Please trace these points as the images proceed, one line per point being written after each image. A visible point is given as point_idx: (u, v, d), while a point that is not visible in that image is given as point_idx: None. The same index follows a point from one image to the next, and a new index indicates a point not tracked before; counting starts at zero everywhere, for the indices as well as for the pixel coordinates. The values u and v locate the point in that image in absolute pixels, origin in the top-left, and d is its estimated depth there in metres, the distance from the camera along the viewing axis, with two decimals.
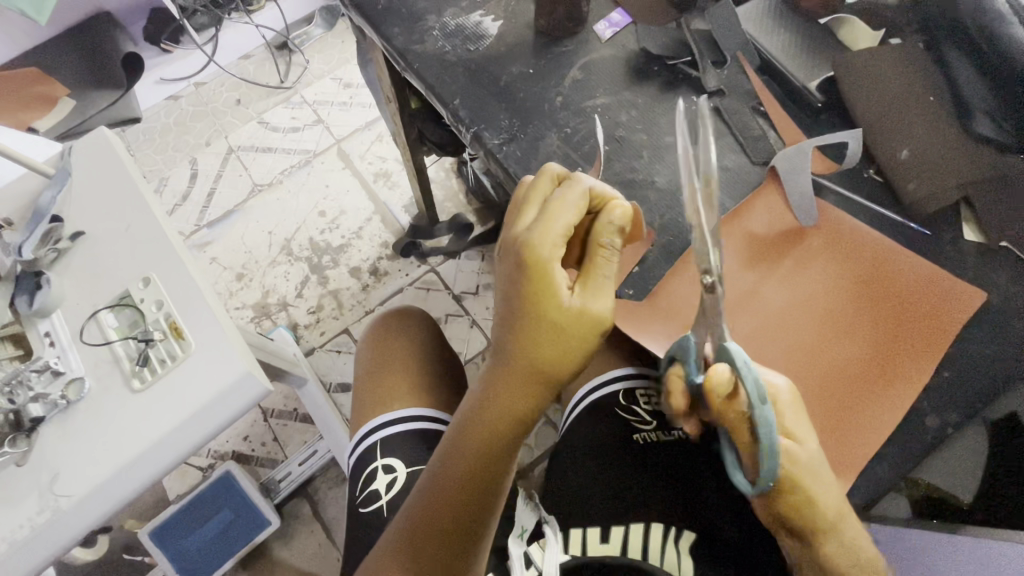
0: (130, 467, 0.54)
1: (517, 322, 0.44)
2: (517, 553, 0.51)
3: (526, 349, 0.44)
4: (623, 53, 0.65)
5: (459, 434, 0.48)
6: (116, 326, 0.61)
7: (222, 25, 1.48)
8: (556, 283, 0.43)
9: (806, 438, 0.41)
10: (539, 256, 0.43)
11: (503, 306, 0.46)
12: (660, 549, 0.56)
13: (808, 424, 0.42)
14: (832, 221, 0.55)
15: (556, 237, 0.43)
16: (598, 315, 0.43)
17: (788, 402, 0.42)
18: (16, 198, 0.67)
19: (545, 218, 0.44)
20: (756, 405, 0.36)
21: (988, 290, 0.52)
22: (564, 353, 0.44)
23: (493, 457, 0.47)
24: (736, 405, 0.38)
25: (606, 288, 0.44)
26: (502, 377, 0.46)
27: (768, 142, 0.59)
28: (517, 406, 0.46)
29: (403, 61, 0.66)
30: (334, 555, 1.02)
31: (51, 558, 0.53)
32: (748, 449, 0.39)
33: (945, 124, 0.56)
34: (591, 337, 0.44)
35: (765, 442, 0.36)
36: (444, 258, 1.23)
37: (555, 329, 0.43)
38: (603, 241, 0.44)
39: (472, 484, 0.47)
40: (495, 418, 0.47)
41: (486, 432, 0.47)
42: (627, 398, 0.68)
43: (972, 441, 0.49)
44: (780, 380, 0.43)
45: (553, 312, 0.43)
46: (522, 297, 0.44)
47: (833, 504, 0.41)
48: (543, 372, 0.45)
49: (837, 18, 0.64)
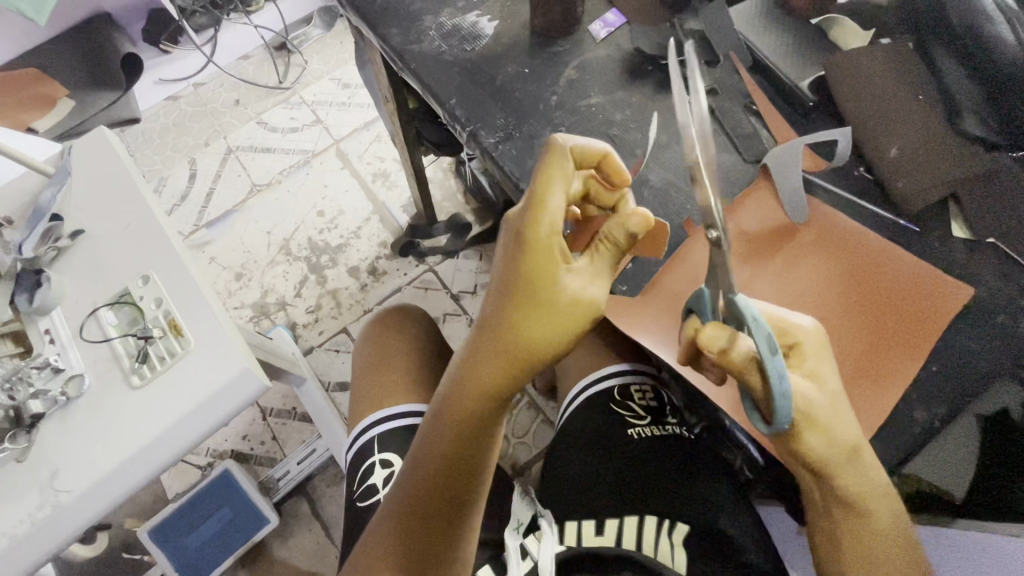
0: (132, 461, 0.55)
1: (510, 299, 0.42)
2: (513, 545, 0.53)
3: (515, 328, 0.42)
4: (618, 53, 0.65)
5: (441, 410, 0.47)
6: (116, 323, 0.61)
7: (221, 26, 1.49)
8: (555, 261, 0.42)
9: (828, 380, 0.43)
10: (538, 229, 0.42)
11: (496, 283, 0.44)
12: (653, 540, 0.56)
13: (829, 365, 0.43)
14: (822, 217, 0.56)
15: (558, 212, 0.42)
16: (592, 301, 0.42)
17: (812, 346, 0.43)
18: (18, 197, 0.68)
19: (546, 186, 0.42)
20: (766, 354, 0.37)
21: (977, 286, 0.52)
22: (559, 336, 0.42)
23: (475, 436, 0.46)
24: (733, 358, 0.39)
25: (602, 278, 0.44)
26: (485, 357, 0.43)
27: (761, 140, 0.60)
28: (502, 384, 0.44)
29: (400, 61, 0.67)
30: (333, 553, 1.02)
31: (51, 552, 0.54)
32: (761, 395, 0.39)
33: (934, 123, 0.56)
34: (576, 325, 0.42)
35: (775, 388, 0.37)
36: (443, 257, 1.24)
37: (550, 309, 0.42)
38: (611, 234, 0.44)
39: (454, 464, 0.46)
40: (477, 399, 0.45)
41: (468, 412, 0.45)
42: (622, 394, 0.69)
43: (966, 436, 0.49)
44: (807, 322, 0.43)
45: (550, 291, 0.42)
46: (518, 272, 0.42)
47: (852, 439, 0.42)
48: (532, 352, 0.42)
49: (826, 19, 0.65)
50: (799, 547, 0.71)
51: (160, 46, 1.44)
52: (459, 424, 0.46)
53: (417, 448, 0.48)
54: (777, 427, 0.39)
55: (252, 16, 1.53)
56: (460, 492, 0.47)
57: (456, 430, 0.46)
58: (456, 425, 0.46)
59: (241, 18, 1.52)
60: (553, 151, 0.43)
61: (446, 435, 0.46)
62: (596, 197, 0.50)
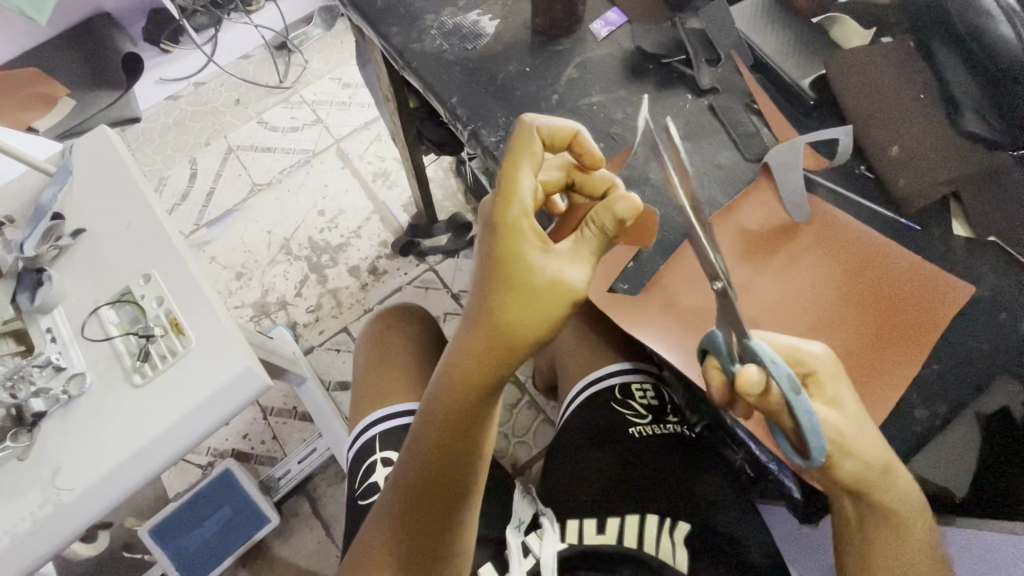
0: (133, 459, 0.55)
1: (486, 285, 0.42)
2: (515, 543, 0.54)
3: (492, 315, 0.41)
4: (619, 52, 0.66)
5: (431, 406, 0.46)
6: (117, 322, 0.61)
7: (222, 26, 1.50)
8: (527, 243, 0.41)
9: (846, 403, 0.43)
10: (507, 212, 0.42)
11: (476, 272, 0.43)
12: (655, 538, 0.57)
13: (847, 388, 0.43)
14: (823, 217, 0.56)
15: (525, 195, 0.42)
16: (571, 284, 0.40)
17: (828, 372, 0.43)
18: (20, 197, 0.68)
19: (513, 171, 0.43)
20: (791, 395, 0.39)
21: (977, 285, 0.52)
22: (539, 322, 0.41)
23: (463, 429, 0.45)
24: (771, 400, 0.40)
25: (586, 261, 0.42)
26: (466, 345, 0.43)
27: (761, 138, 0.60)
28: (484, 374, 0.42)
29: (401, 60, 0.67)
30: (334, 552, 1.03)
31: (53, 551, 0.54)
32: (794, 432, 0.41)
33: (934, 122, 0.56)
34: (556, 308, 0.40)
35: (806, 428, 0.39)
36: (443, 257, 1.24)
37: (528, 293, 0.40)
38: (596, 219, 0.42)
39: (443, 457, 0.45)
40: (461, 389, 0.44)
41: (454, 403, 0.44)
42: (622, 393, 0.69)
43: (965, 434, 0.50)
44: (817, 348, 0.44)
45: (524, 273, 0.41)
46: (492, 257, 0.42)
47: (880, 460, 0.43)
48: (513, 339, 0.41)
49: (827, 19, 0.65)
50: (801, 545, 0.70)
51: (160, 45, 1.44)
52: (449, 420, 0.45)
53: (408, 442, 0.48)
54: (813, 461, 0.40)
55: (252, 15, 1.53)
56: (452, 485, 0.46)
57: (444, 423, 0.45)
58: (446, 421, 0.45)
59: (241, 17, 1.52)
60: (517, 135, 0.44)
61: (432, 427, 0.45)
62: (580, 185, 0.51)
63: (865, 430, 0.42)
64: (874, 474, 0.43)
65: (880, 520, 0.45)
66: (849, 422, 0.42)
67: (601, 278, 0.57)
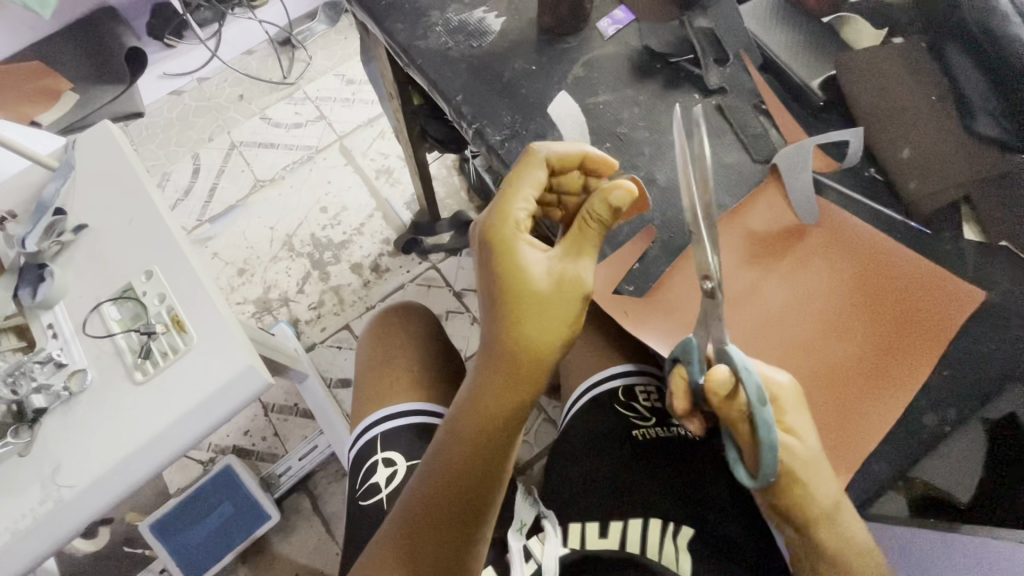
0: (134, 458, 0.54)
1: (494, 300, 0.45)
2: (517, 547, 0.55)
3: (504, 328, 0.44)
4: (627, 51, 0.65)
5: (456, 418, 0.48)
6: (119, 318, 0.61)
7: (225, 20, 1.51)
8: (524, 255, 0.44)
9: (806, 434, 0.43)
10: (500, 230, 0.45)
11: (484, 289, 0.47)
12: (658, 544, 0.56)
13: (808, 420, 0.43)
14: (832, 221, 0.56)
15: (517, 215, 0.46)
16: (574, 285, 0.43)
17: (790, 401, 0.43)
18: (22, 191, 0.68)
19: (508, 195, 0.46)
20: (756, 404, 0.39)
21: (988, 290, 0.52)
22: (550, 326, 0.43)
23: (487, 447, 0.46)
24: (733, 404, 0.41)
25: (588, 257, 0.44)
26: (486, 360, 0.47)
27: (770, 140, 0.59)
28: (503, 385, 0.46)
29: (406, 57, 0.66)
30: (334, 550, 1.02)
31: (51, 549, 0.53)
32: (750, 446, 0.42)
33: (947, 122, 0.56)
34: (565, 310, 0.43)
35: (764, 440, 0.39)
36: (445, 255, 1.23)
37: (533, 300, 0.43)
38: (593, 213, 0.43)
39: (462, 472, 0.47)
40: (486, 403, 0.47)
41: (479, 418, 0.47)
42: (626, 394, 0.68)
43: (972, 441, 0.49)
44: (781, 376, 0.44)
45: (525, 284, 0.44)
46: (492, 273, 0.45)
47: (828, 495, 0.43)
48: (533, 352, 0.44)
49: (839, 18, 0.64)
50: None
51: (164, 40, 1.44)
52: (471, 431, 0.47)
53: (428, 460, 0.49)
54: (762, 480, 0.41)
55: (257, 11, 1.53)
56: (468, 502, 0.46)
57: (467, 439, 0.47)
58: (468, 431, 0.47)
59: (245, 13, 1.52)
60: (518, 161, 0.47)
61: (457, 440, 0.47)
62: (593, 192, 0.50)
63: (820, 465, 0.43)
64: (823, 505, 0.43)
65: (829, 554, 0.44)
66: (806, 452, 0.42)
67: (603, 280, 0.56)
